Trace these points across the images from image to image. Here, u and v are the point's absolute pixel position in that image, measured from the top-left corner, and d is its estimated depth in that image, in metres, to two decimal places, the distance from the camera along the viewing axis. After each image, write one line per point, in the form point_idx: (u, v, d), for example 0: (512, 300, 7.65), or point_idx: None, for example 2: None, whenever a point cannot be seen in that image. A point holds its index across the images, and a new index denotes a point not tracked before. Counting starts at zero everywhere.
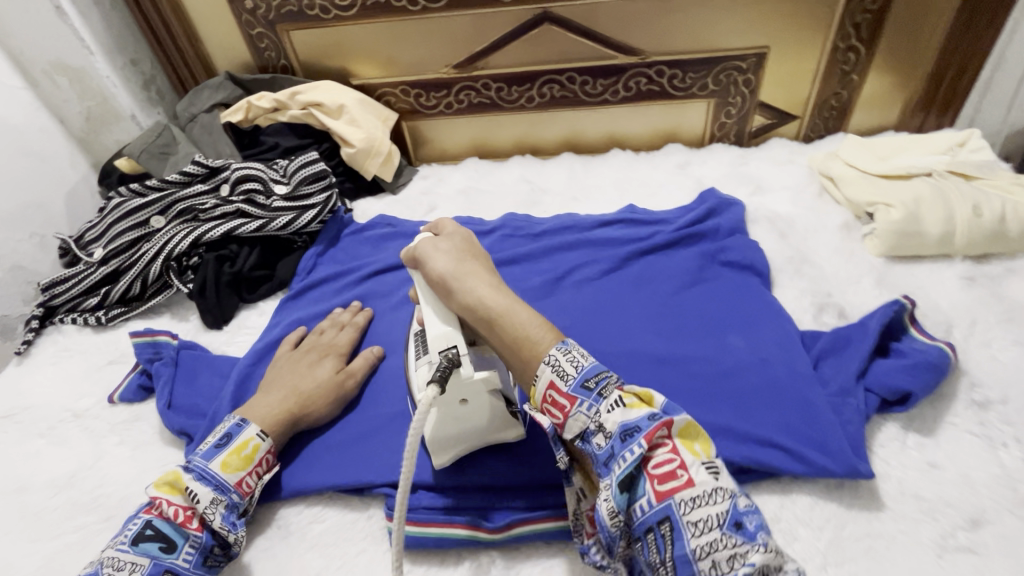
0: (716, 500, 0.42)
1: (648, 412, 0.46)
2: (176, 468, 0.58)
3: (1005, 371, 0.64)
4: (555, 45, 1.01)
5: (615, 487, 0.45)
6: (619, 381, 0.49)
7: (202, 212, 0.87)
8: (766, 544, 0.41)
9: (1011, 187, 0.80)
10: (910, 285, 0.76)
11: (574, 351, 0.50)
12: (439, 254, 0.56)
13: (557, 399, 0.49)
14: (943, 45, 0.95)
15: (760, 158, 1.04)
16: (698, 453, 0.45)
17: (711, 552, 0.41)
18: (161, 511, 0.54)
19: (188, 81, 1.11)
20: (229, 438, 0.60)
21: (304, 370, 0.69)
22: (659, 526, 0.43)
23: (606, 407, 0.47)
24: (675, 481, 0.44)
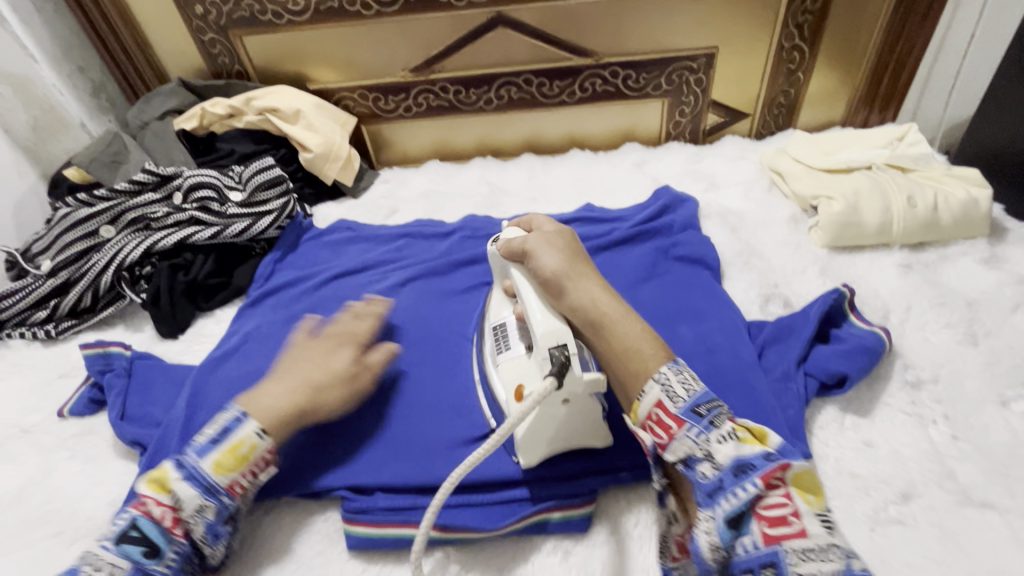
0: (830, 558, 0.41)
1: (764, 451, 0.46)
2: (167, 463, 0.54)
3: (937, 352, 0.67)
4: (510, 48, 1.02)
5: (720, 521, 0.44)
6: (731, 414, 0.49)
7: (154, 221, 0.86)
8: None
9: (944, 178, 0.84)
10: (852, 274, 0.80)
11: (685, 373, 0.51)
12: (550, 250, 0.59)
13: (663, 418, 0.49)
14: (881, 44, 0.99)
15: (714, 156, 1.06)
16: (814, 505, 0.45)
17: None
18: (148, 511, 0.51)
19: (139, 88, 1.10)
20: (226, 435, 0.55)
21: (318, 361, 0.64)
22: (762, 569, 0.42)
23: (717, 437, 0.46)
24: (787, 527, 0.43)
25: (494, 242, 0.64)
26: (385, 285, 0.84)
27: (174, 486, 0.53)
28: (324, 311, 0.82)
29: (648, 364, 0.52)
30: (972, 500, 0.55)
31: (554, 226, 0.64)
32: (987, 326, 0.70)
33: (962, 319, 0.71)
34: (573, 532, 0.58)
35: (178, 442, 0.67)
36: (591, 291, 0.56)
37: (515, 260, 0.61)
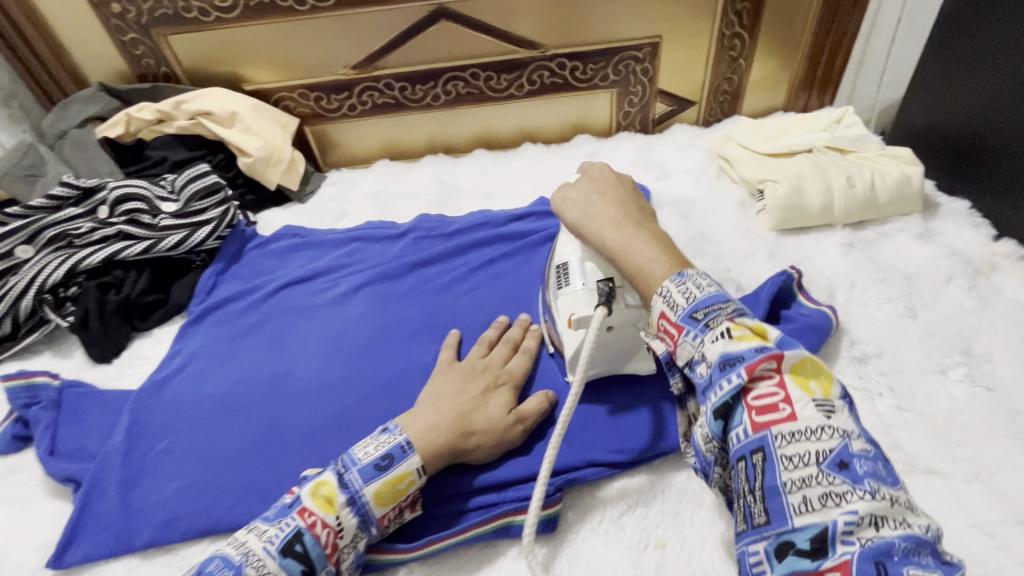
0: (822, 438, 0.37)
1: (758, 344, 0.41)
2: (332, 480, 0.50)
3: (880, 327, 0.70)
4: (453, 41, 0.99)
5: (709, 413, 0.41)
6: (734, 314, 0.44)
7: (77, 237, 0.80)
8: (873, 492, 0.35)
9: (880, 158, 0.87)
10: (798, 255, 0.82)
11: (689, 283, 0.47)
12: (569, 201, 0.61)
13: (667, 327, 0.47)
14: (816, 30, 1.02)
15: (665, 144, 1.07)
16: (814, 390, 0.40)
17: (804, 488, 0.36)
18: (313, 528, 0.48)
19: (55, 93, 1.01)
20: (390, 463, 0.52)
21: (479, 398, 0.59)
22: (751, 455, 0.39)
23: (711, 338, 0.43)
24: (775, 413, 0.39)
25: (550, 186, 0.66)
26: (337, 293, 0.81)
27: (340, 509, 0.49)
28: (270, 324, 0.78)
29: (656, 287, 0.50)
30: (917, 468, 0.57)
31: (598, 172, 0.62)
32: (925, 299, 0.73)
33: (901, 294, 0.73)
34: (541, 533, 0.56)
35: (119, 474, 0.63)
36: (604, 215, 0.58)
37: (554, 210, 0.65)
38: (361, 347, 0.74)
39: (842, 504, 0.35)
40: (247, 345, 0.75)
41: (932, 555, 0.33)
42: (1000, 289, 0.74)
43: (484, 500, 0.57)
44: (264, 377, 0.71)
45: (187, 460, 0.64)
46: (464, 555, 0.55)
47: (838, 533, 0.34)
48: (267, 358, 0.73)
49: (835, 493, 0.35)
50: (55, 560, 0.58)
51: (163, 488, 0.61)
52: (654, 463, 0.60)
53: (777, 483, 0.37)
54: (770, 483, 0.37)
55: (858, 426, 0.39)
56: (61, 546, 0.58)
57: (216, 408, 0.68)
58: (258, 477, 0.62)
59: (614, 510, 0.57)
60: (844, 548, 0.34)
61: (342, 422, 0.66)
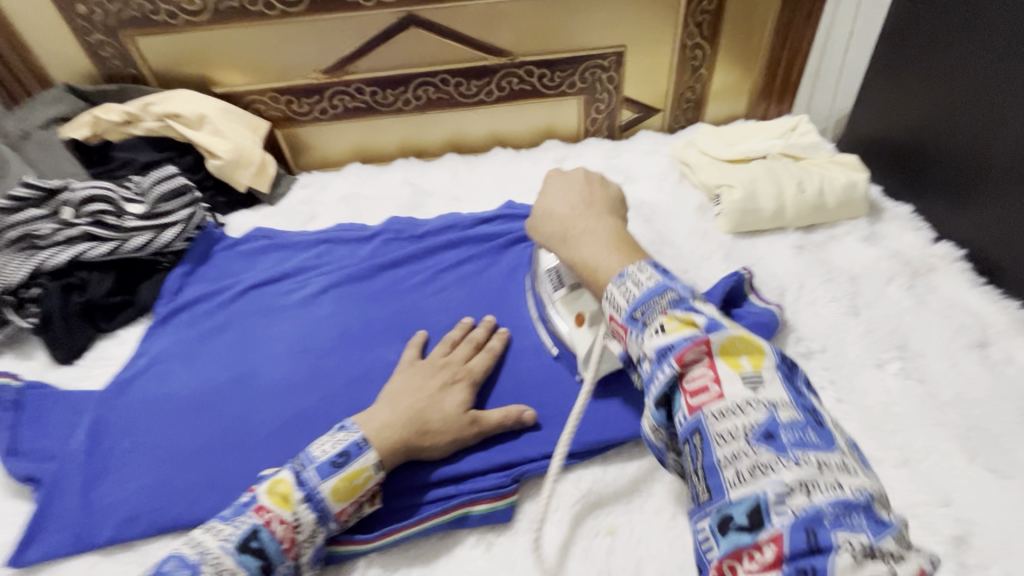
0: (746, 412, 0.37)
1: (689, 333, 0.42)
2: (288, 477, 0.52)
3: (825, 324, 0.74)
4: (424, 48, 1.01)
5: (652, 404, 0.43)
6: (670, 306, 0.45)
7: (40, 238, 0.80)
8: (801, 459, 0.35)
9: (830, 164, 0.92)
10: (752, 257, 0.86)
11: (628, 283, 0.49)
12: (540, 214, 0.66)
13: (615, 327, 0.48)
14: (772, 43, 1.07)
15: (630, 150, 1.11)
16: (744, 366, 0.40)
17: (736, 461, 0.36)
18: (270, 524, 0.49)
19: (20, 94, 1.01)
20: (347, 460, 0.53)
21: (435, 394, 0.60)
22: (690, 437, 0.39)
23: (648, 334, 0.44)
24: (705, 393, 0.39)
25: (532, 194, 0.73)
26: (305, 294, 0.81)
27: (296, 505, 0.50)
28: (237, 325, 0.78)
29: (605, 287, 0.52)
30: None
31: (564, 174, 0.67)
32: (867, 298, 0.77)
33: (846, 293, 0.78)
34: (498, 523, 0.58)
35: (81, 474, 0.63)
36: (564, 220, 0.62)
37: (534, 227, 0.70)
38: (328, 347, 0.75)
39: (770, 475, 0.34)
40: (214, 346, 0.76)
41: (867, 513, 0.33)
42: (937, 288, 0.78)
43: (441, 492, 0.59)
44: (230, 378, 0.72)
45: (150, 459, 0.64)
46: (424, 545, 0.57)
47: (769, 502, 0.34)
48: (233, 359, 0.74)
49: (762, 465, 0.35)
50: (14, 558, 0.58)
51: (125, 486, 0.62)
52: (610, 454, 0.63)
53: (713, 461, 0.37)
54: (707, 463, 0.37)
55: (788, 394, 0.39)
56: (20, 545, 0.58)
57: (180, 408, 0.69)
58: (222, 474, 0.63)
59: (569, 500, 0.59)
60: (772, 517, 0.33)
61: (308, 420, 0.67)
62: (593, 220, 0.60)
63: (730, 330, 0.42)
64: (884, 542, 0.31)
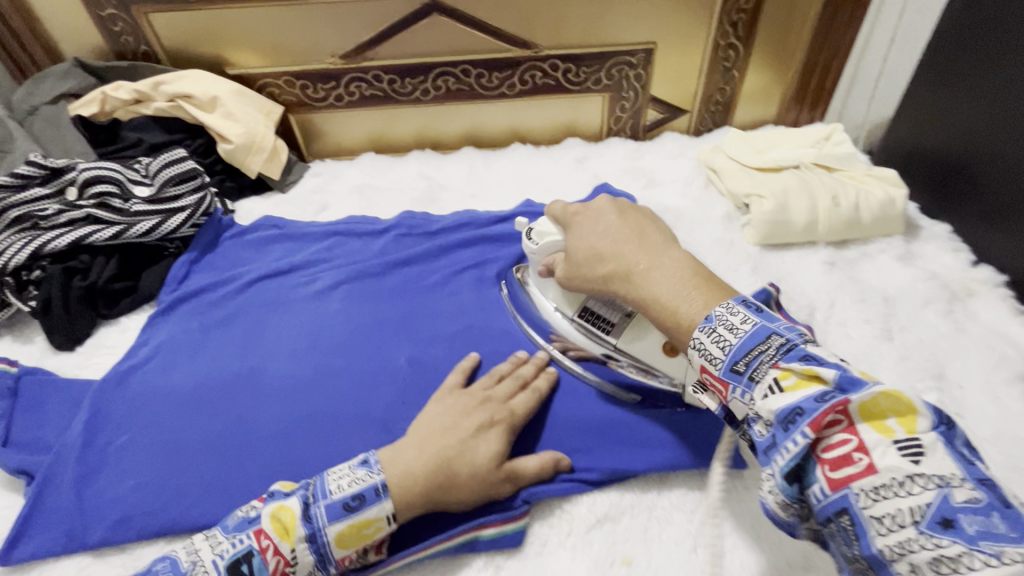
0: (911, 492, 0.35)
1: (818, 392, 0.39)
2: (295, 507, 0.50)
3: (857, 349, 0.71)
4: (446, 36, 0.97)
5: (779, 479, 0.39)
6: (779, 357, 0.42)
7: (43, 219, 0.77)
8: (1000, 553, 0.32)
9: (866, 177, 0.87)
10: (781, 272, 0.82)
11: (719, 329, 0.46)
12: (597, 249, 0.58)
13: (713, 382, 0.46)
14: (809, 46, 1.02)
15: (654, 153, 1.06)
16: (893, 430, 0.37)
17: (908, 554, 0.35)
18: (264, 552, 0.47)
19: (30, 67, 0.98)
20: (360, 505, 0.50)
21: (467, 439, 0.55)
22: (838, 518, 0.37)
23: (760, 392, 0.42)
24: (851, 466, 0.37)
25: (527, 232, 0.68)
26: (316, 288, 0.79)
27: (297, 542, 0.48)
28: (243, 318, 0.76)
29: (690, 333, 0.48)
30: None
31: (584, 210, 0.63)
32: (901, 321, 0.74)
33: (879, 315, 0.74)
34: (506, 547, 0.55)
35: (75, 469, 0.61)
36: (619, 253, 0.56)
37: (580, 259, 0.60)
38: (336, 346, 0.72)
39: (960, 568, 0.33)
40: (219, 339, 0.73)
41: None
42: (976, 315, 0.74)
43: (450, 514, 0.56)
44: (234, 373, 0.69)
45: (149, 457, 0.62)
46: (430, 566, 0.55)
47: None
48: (238, 353, 0.71)
49: (944, 557, 0.33)
50: (1, 556, 0.56)
51: (121, 485, 0.60)
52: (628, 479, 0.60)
53: (875, 552, 0.36)
54: (869, 548, 0.36)
55: (959, 466, 0.36)
56: (8, 542, 0.56)
57: (181, 404, 0.66)
58: (223, 477, 0.60)
59: (583, 525, 0.56)
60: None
61: (315, 423, 0.64)
62: (654, 252, 0.55)
63: (872, 384, 0.39)
64: None
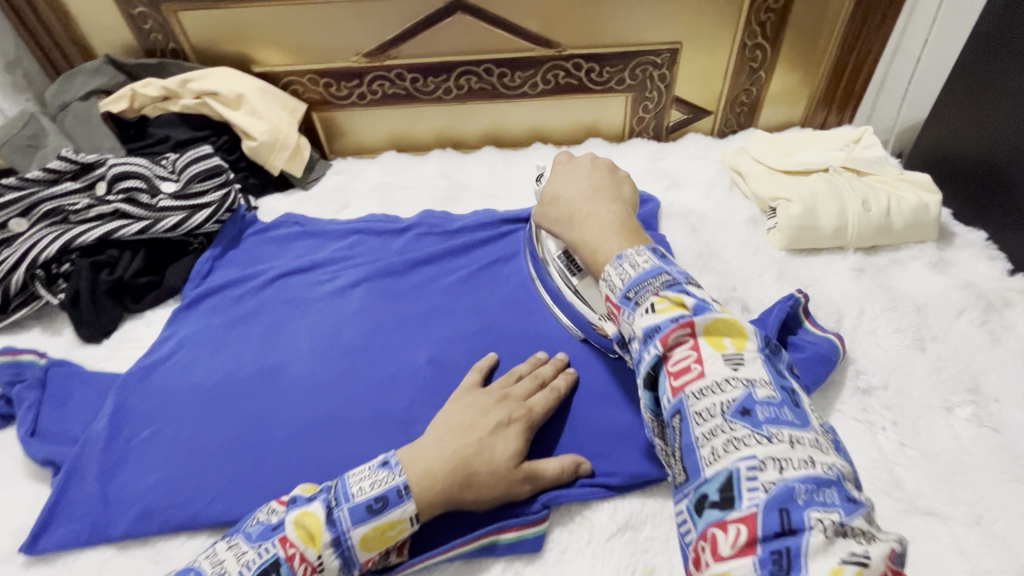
0: (724, 391, 0.41)
1: (676, 314, 0.45)
2: (319, 513, 0.49)
3: (887, 359, 0.69)
4: (468, 35, 0.97)
5: (642, 383, 0.46)
6: (661, 287, 0.47)
7: (73, 213, 0.79)
8: (772, 436, 0.39)
9: (898, 182, 0.85)
10: (808, 278, 0.80)
11: (624, 265, 0.51)
12: (561, 198, 0.65)
13: (608, 308, 0.51)
14: (840, 46, 0.99)
15: (677, 154, 1.05)
16: (726, 347, 0.44)
17: (711, 440, 0.40)
18: (291, 560, 0.47)
19: (63, 64, 1.00)
20: (384, 507, 0.50)
21: (486, 438, 0.55)
22: (672, 418, 0.43)
23: (638, 314, 0.47)
24: (688, 374, 0.43)
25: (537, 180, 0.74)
26: (335, 287, 0.79)
27: (322, 547, 0.48)
28: (264, 315, 0.76)
29: (604, 268, 0.54)
30: (917, 509, 0.56)
31: (571, 166, 0.69)
32: (934, 331, 0.71)
33: (911, 325, 0.72)
34: (524, 552, 0.54)
35: (100, 461, 0.61)
36: (573, 203, 0.64)
37: (546, 204, 0.68)
38: (355, 345, 0.72)
39: (743, 447, 0.39)
40: (240, 335, 0.74)
41: (833, 489, 0.37)
42: (1013, 326, 0.72)
43: (470, 516, 0.56)
44: (255, 370, 0.69)
45: (171, 451, 0.62)
46: (447, 569, 0.54)
47: (742, 475, 0.38)
48: (258, 350, 0.72)
49: (737, 439, 0.39)
50: (28, 546, 0.57)
51: (144, 478, 0.60)
52: (649, 487, 0.58)
53: (689, 442, 0.41)
54: (690, 437, 0.42)
55: (766, 376, 0.43)
56: (35, 531, 0.57)
57: (203, 398, 0.67)
58: (242, 473, 0.61)
59: (603, 533, 0.55)
60: (747, 492, 0.37)
61: (332, 422, 0.64)
62: (598, 206, 0.62)
63: (715, 311, 0.45)
64: (854, 521, 0.36)
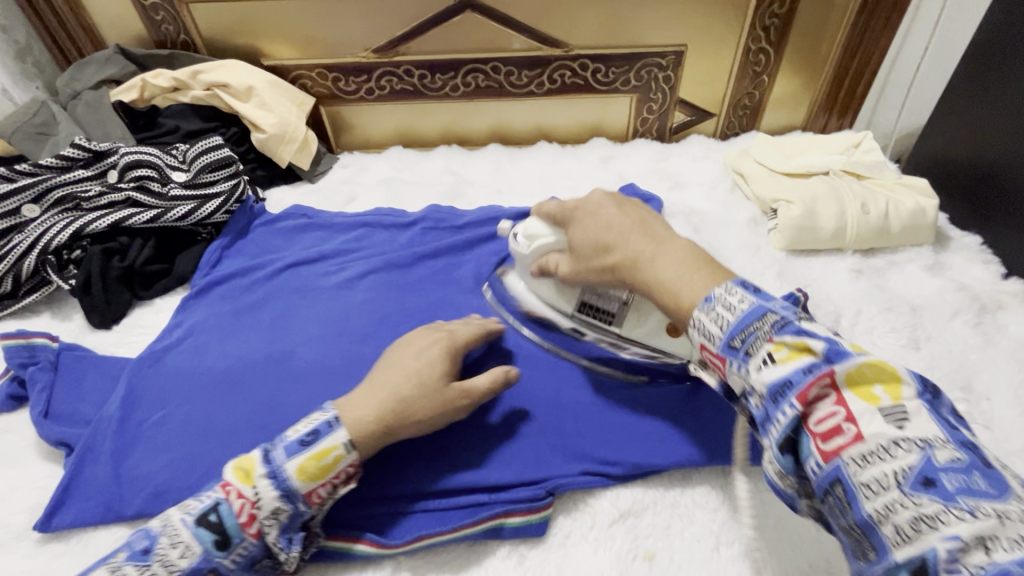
0: (895, 456, 0.35)
1: (806, 364, 0.40)
2: (255, 455, 0.52)
3: (883, 357, 0.71)
4: (476, 33, 0.98)
5: (775, 449, 0.40)
6: (773, 331, 0.42)
7: (85, 200, 0.80)
8: (974, 509, 0.32)
9: (896, 186, 0.87)
10: (807, 278, 0.82)
11: (718, 306, 0.46)
12: (600, 243, 0.58)
13: (711, 358, 0.46)
14: (841, 52, 1.01)
15: (680, 155, 1.07)
16: (879, 398, 0.38)
17: (892, 517, 0.34)
18: (228, 497, 0.49)
19: (73, 53, 1.00)
20: (315, 439, 0.52)
21: (411, 363, 0.59)
22: (831, 490, 0.37)
23: (754, 366, 0.42)
24: (840, 437, 0.38)
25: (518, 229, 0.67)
26: (343, 277, 0.80)
27: (258, 480, 0.50)
28: (273, 303, 0.77)
29: (688, 313, 0.48)
30: None
31: (585, 204, 0.61)
32: (929, 331, 0.73)
33: (906, 325, 0.74)
34: (530, 537, 0.56)
35: (112, 442, 0.62)
36: (623, 243, 0.56)
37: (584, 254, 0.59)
38: (363, 334, 0.73)
39: (939, 526, 0.32)
40: (249, 322, 0.75)
41: None
42: (1006, 328, 0.74)
43: (475, 499, 0.57)
44: (264, 356, 0.71)
45: (182, 433, 0.63)
46: (454, 551, 0.56)
47: (941, 559, 0.32)
48: (267, 337, 0.73)
49: (927, 516, 0.33)
50: (41, 524, 0.58)
51: (155, 460, 0.61)
52: (650, 475, 0.60)
53: (864, 518, 0.36)
54: (860, 515, 0.36)
55: (941, 430, 0.36)
56: (48, 510, 0.58)
57: (212, 383, 0.68)
58: None
59: (606, 518, 0.57)
60: None
61: None
62: (659, 241, 0.54)
63: (855, 355, 0.40)
64: None
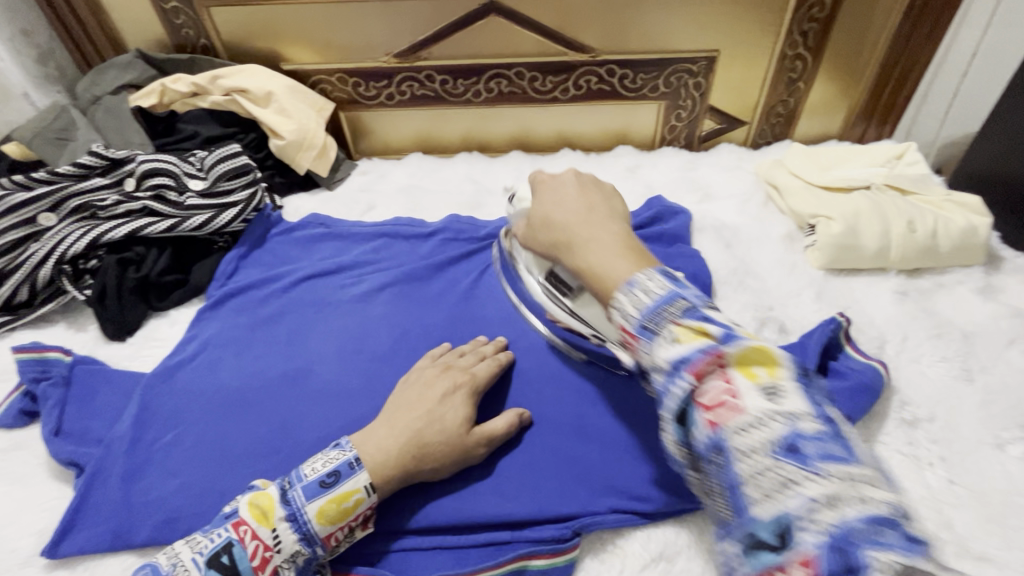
0: (767, 425, 0.36)
1: (703, 345, 0.40)
2: (272, 492, 0.50)
3: (933, 388, 0.66)
4: (500, 38, 0.95)
5: (671, 420, 0.41)
6: (680, 315, 0.42)
7: (102, 209, 0.78)
8: (827, 473, 0.34)
9: (944, 203, 0.82)
10: (848, 299, 0.77)
11: (640, 290, 0.45)
12: (553, 218, 0.59)
13: (626, 338, 0.45)
14: (884, 58, 0.96)
15: (709, 164, 1.02)
16: (760, 376, 0.38)
17: (757, 479, 0.35)
18: (244, 540, 0.48)
19: (94, 56, 0.99)
20: (336, 480, 0.51)
21: (434, 408, 0.56)
22: (712, 457, 0.38)
23: (657, 344, 0.42)
24: (724, 409, 0.38)
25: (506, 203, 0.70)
26: (361, 291, 0.78)
27: (276, 523, 0.49)
28: (290, 317, 0.75)
29: (612, 294, 0.48)
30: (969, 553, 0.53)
31: (560, 181, 0.62)
32: (982, 361, 0.68)
33: (957, 354, 0.69)
34: None
35: (124, 463, 0.61)
36: (569, 220, 0.57)
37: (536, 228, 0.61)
38: (381, 352, 0.71)
39: (797, 489, 0.34)
40: (265, 336, 0.73)
41: (899, 530, 0.32)
42: None
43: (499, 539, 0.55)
44: (280, 373, 0.68)
45: (195, 455, 0.61)
46: None
47: (795, 518, 0.33)
48: (283, 353, 0.71)
49: (789, 480, 0.34)
50: (51, 548, 0.56)
51: (167, 482, 0.60)
52: (682, 515, 0.57)
53: (734, 482, 0.37)
54: (731, 480, 0.37)
55: (811, 404, 0.37)
56: (58, 534, 0.57)
57: (226, 400, 0.66)
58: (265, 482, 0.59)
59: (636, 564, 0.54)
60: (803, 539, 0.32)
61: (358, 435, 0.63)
62: (600, 224, 0.55)
63: (744, 338, 0.40)
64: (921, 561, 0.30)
